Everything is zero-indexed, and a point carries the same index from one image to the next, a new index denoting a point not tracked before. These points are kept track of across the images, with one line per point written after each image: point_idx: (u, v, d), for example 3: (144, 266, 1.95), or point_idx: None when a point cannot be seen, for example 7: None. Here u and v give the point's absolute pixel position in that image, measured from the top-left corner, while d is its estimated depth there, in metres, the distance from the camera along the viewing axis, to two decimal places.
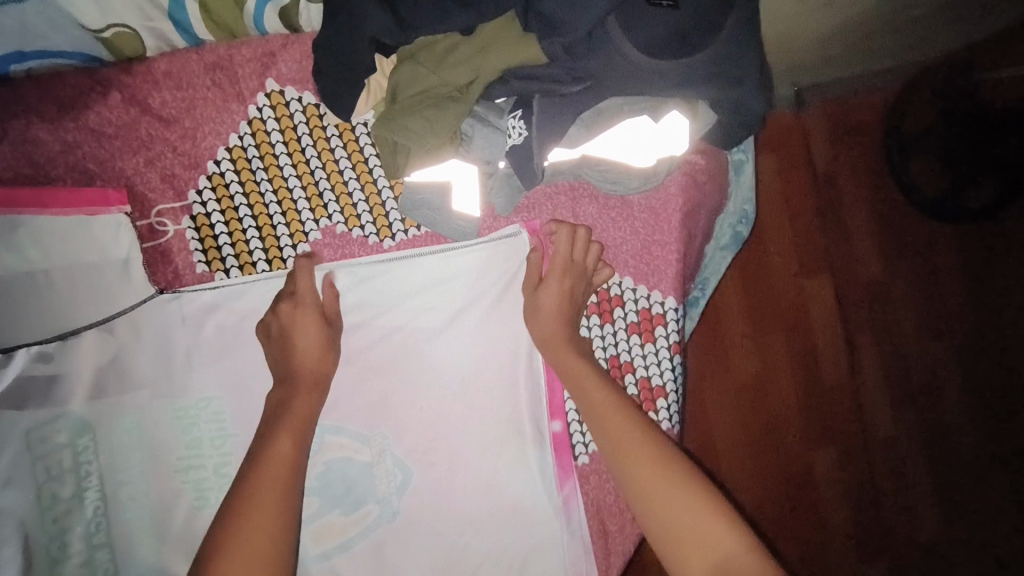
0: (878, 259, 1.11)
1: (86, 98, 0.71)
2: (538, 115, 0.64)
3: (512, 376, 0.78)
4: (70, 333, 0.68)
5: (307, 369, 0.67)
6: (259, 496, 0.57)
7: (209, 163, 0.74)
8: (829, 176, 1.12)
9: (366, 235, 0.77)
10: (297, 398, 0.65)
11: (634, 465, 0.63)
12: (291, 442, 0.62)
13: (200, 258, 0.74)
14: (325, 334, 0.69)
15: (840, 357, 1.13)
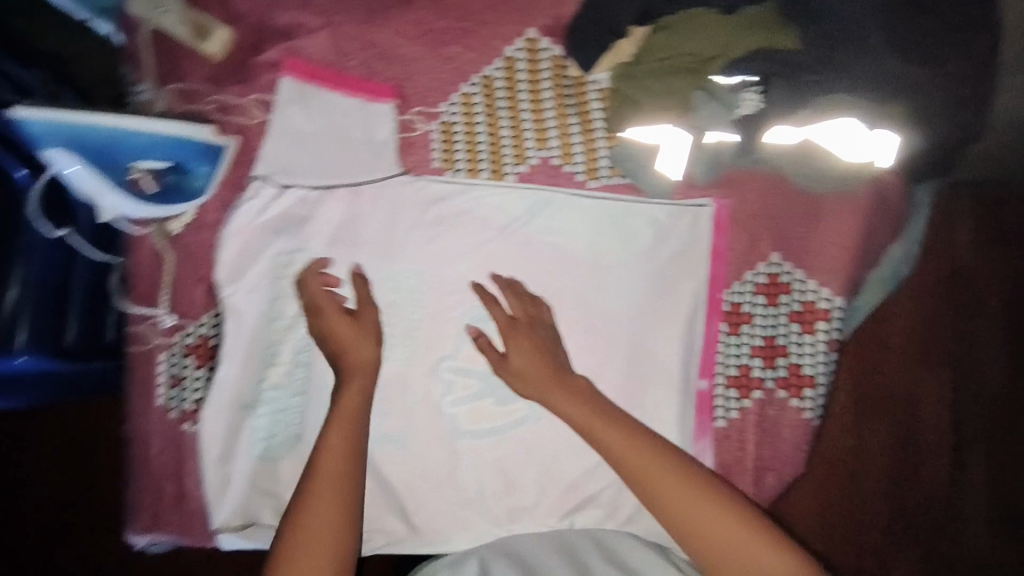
0: (1005, 369, 1.06)
1: (387, 10, 0.84)
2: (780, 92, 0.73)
3: (672, 331, 0.84)
4: (326, 189, 0.83)
5: (358, 359, 0.74)
6: (319, 493, 0.63)
7: (464, 84, 0.86)
8: (970, 272, 1.05)
9: (574, 172, 0.86)
10: (352, 379, 0.72)
11: (681, 517, 0.64)
12: (344, 438, 0.68)
13: (438, 157, 0.86)
14: (355, 327, 0.76)
15: (947, 459, 1.07)
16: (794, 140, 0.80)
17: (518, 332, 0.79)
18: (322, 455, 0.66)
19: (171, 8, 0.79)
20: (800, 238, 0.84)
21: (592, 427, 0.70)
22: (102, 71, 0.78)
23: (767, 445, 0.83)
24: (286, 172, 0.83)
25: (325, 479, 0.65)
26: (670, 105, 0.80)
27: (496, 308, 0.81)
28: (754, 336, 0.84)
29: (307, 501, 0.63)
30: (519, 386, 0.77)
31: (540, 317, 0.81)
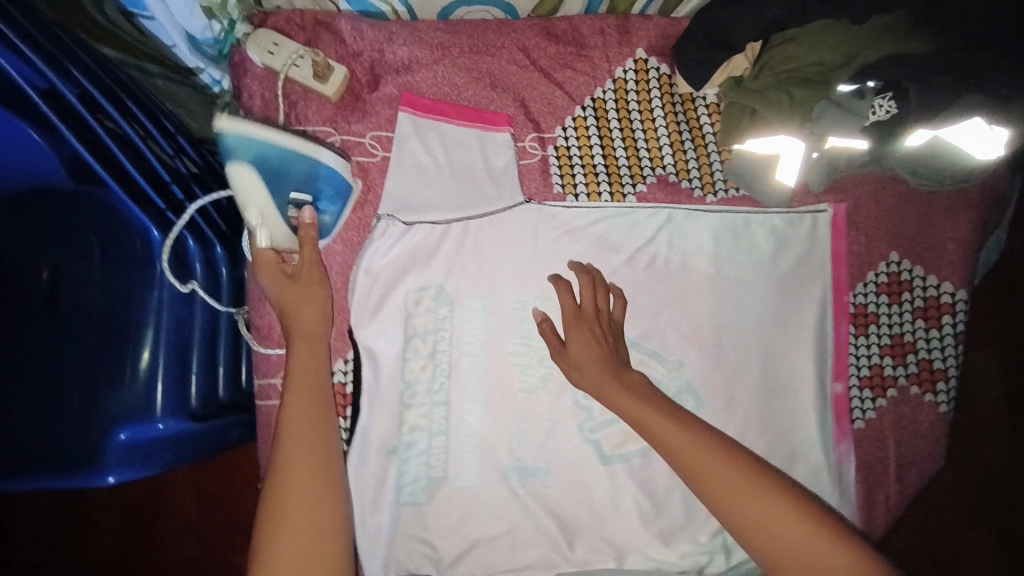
0: None
1: (500, 40, 0.85)
2: (921, 100, 0.72)
3: (802, 336, 0.85)
4: (452, 223, 0.83)
5: (302, 325, 0.71)
6: (285, 514, 0.62)
7: (576, 108, 0.87)
8: None
9: (692, 188, 0.87)
10: (299, 345, 0.70)
11: (734, 505, 0.64)
12: (311, 417, 0.67)
13: (557, 182, 0.86)
14: (293, 288, 0.72)
15: None
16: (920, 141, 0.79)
17: (584, 316, 0.76)
18: (284, 468, 0.64)
19: (290, 50, 0.78)
20: (917, 234, 0.86)
21: (652, 420, 0.69)
22: (206, 122, 0.89)
23: (907, 441, 0.84)
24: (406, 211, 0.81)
25: (299, 461, 0.65)
26: (794, 116, 0.80)
27: (565, 292, 0.76)
28: (882, 336, 0.85)
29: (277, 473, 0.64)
30: (588, 382, 0.74)
31: (611, 318, 0.77)
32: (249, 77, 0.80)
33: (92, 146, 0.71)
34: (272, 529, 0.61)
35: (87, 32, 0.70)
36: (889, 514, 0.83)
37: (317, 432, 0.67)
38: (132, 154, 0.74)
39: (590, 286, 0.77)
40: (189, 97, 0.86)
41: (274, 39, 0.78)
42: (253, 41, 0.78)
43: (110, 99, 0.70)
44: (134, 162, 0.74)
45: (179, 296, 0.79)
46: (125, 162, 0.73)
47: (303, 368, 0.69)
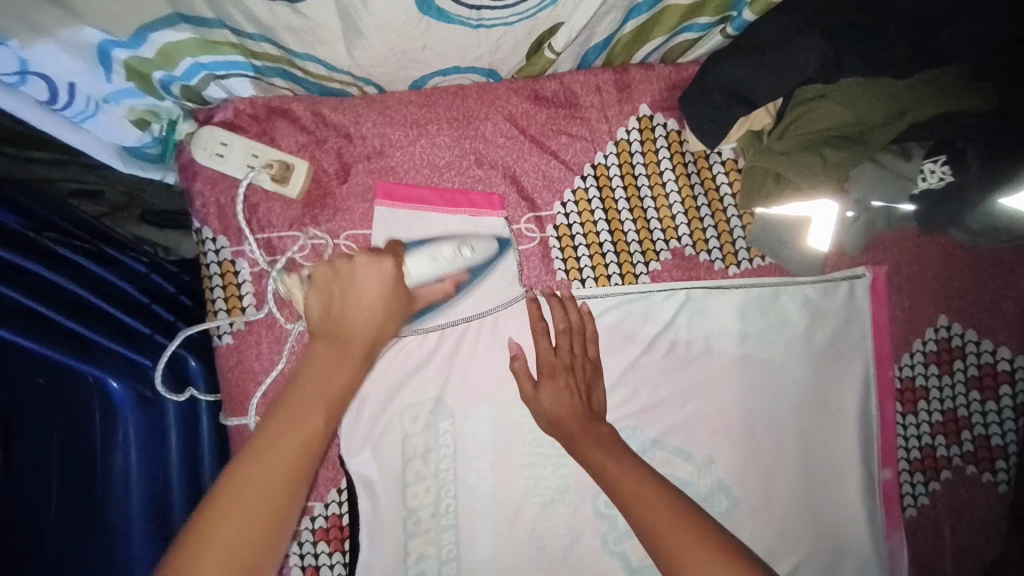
0: None
1: (485, 110, 0.74)
2: (981, 163, 0.63)
3: (843, 420, 0.76)
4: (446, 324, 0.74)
5: (369, 328, 0.64)
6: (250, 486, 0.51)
7: (576, 178, 0.76)
8: None
9: (712, 260, 0.77)
10: (343, 351, 0.62)
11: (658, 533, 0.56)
12: (323, 420, 0.57)
13: (560, 266, 0.75)
14: (392, 286, 0.66)
15: None
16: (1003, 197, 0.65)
17: (558, 365, 0.69)
18: (274, 438, 0.54)
19: (242, 150, 0.70)
20: (968, 294, 0.77)
21: (602, 462, 0.63)
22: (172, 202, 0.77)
23: (964, 526, 0.77)
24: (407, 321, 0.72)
25: (279, 455, 0.53)
26: (830, 179, 0.68)
27: (541, 338, 0.70)
28: (933, 413, 0.76)
29: (251, 455, 0.53)
30: (559, 434, 0.68)
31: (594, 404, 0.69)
32: (199, 180, 0.71)
33: (27, 326, 0.60)
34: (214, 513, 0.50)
35: (10, 144, 0.60)
36: None
37: (317, 435, 0.56)
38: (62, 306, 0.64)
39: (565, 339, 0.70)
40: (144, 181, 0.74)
41: (222, 138, 0.69)
42: (197, 144, 0.69)
43: (30, 251, 0.61)
44: (60, 309, 0.63)
45: (149, 441, 0.72)
46: (55, 315, 0.63)
47: (334, 368, 0.60)
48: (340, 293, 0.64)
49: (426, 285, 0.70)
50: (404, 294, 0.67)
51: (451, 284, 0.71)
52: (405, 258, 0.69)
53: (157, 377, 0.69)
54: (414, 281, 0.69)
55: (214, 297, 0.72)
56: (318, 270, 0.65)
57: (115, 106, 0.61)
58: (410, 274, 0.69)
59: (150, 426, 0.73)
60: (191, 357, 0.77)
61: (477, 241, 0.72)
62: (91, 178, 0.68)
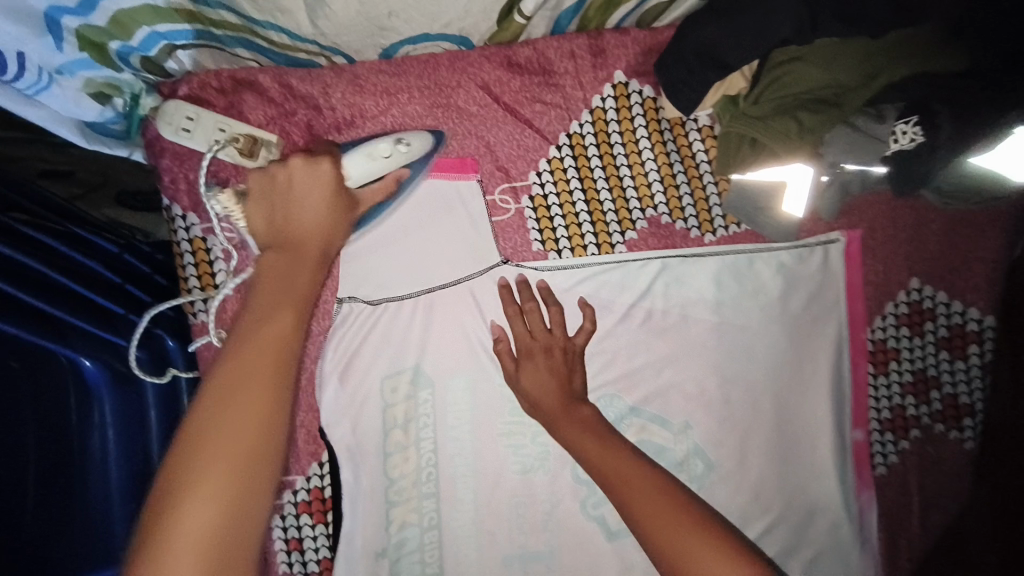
0: None
1: (459, 78, 0.73)
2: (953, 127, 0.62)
3: (815, 383, 0.77)
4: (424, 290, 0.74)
5: (313, 222, 0.57)
6: (231, 398, 0.44)
7: (551, 147, 0.75)
8: None
9: (688, 228, 0.77)
10: (286, 255, 0.54)
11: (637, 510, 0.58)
12: (292, 320, 0.49)
13: (536, 237, 0.76)
14: (335, 182, 0.61)
15: None
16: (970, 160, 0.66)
17: (538, 348, 0.71)
18: (241, 347, 0.46)
19: (209, 124, 0.68)
20: (940, 257, 0.78)
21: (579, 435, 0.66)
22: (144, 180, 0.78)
23: (931, 482, 0.79)
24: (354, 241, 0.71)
25: (252, 365, 0.45)
26: (805, 144, 0.68)
27: (518, 320, 0.72)
28: (904, 374, 0.78)
29: (221, 368, 0.45)
30: (541, 418, 0.70)
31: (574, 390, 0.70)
32: (166, 156, 0.69)
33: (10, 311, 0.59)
34: (192, 439, 0.42)
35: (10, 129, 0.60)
36: (914, 558, 0.79)
37: (291, 340, 0.48)
38: (46, 295, 0.63)
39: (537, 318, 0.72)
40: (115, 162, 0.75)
41: (188, 112, 0.67)
42: (163, 118, 0.67)
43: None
44: (30, 288, 0.61)
45: (128, 420, 0.71)
46: (25, 295, 0.61)
47: (293, 271, 0.53)
48: (281, 201, 0.58)
49: (366, 185, 0.66)
50: (347, 197, 0.62)
51: (394, 180, 0.68)
52: (343, 159, 0.65)
53: (135, 355, 0.66)
54: (356, 182, 0.65)
55: (187, 273, 0.71)
56: (254, 182, 0.61)
57: (70, 78, 0.59)
58: (351, 176, 0.65)
59: (127, 409, 0.71)
60: (169, 337, 0.74)
61: (413, 135, 0.69)
62: (59, 159, 0.70)
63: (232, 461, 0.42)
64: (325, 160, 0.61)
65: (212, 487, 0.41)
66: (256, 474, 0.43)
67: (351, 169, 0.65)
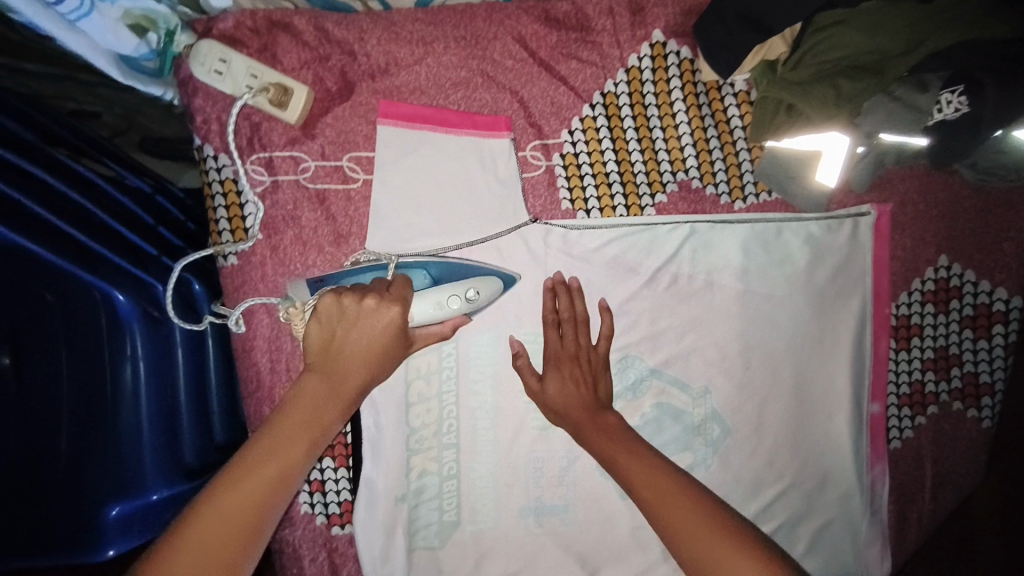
0: None
1: (496, 30, 0.72)
2: (999, 96, 0.61)
3: (835, 354, 0.77)
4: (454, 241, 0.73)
5: (363, 350, 0.58)
6: (252, 473, 0.53)
7: (584, 106, 0.75)
8: None
9: (718, 194, 0.77)
10: (326, 378, 0.58)
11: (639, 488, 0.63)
12: (303, 452, 0.56)
13: (565, 196, 0.75)
14: (396, 332, 0.59)
15: None
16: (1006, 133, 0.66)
17: (564, 357, 0.71)
18: (278, 425, 0.56)
19: (241, 69, 0.68)
20: (971, 235, 0.78)
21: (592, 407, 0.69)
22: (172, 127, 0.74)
23: (945, 459, 0.80)
24: (376, 183, 0.72)
25: (256, 484, 0.53)
26: (841, 113, 0.67)
27: (550, 329, 0.71)
28: (925, 350, 0.78)
29: (253, 445, 0.55)
30: (565, 425, 0.70)
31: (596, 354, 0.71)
32: (200, 96, 0.69)
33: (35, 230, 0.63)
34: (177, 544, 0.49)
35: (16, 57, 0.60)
36: (922, 532, 0.81)
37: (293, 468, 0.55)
38: (77, 222, 0.65)
39: (565, 296, 0.71)
40: (143, 104, 0.70)
41: (221, 55, 0.67)
42: (197, 58, 0.67)
43: (33, 157, 0.62)
44: (67, 219, 0.65)
45: (158, 356, 0.72)
46: (59, 222, 0.64)
47: (326, 400, 0.57)
48: (342, 333, 0.58)
49: (425, 327, 0.66)
50: (406, 341, 0.62)
51: (451, 327, 0.67)
52: (412, 297, 0.65)
53: (168, 298, 0.67)
54: (416, 323, 0.65)
55: (218, 217, 0.71)
56: (322, 302, 0.59)
57: (110, 5, 0.60)
58: (413, 318, 0.65)
59: (156, 344, 0.72)
60: (196, 281, 0.74)
61: (482, 284, 0.68)
62: (88, 99, 0.67)
63: (228, 523, 0.50)
64: (395, 308, 0.59)
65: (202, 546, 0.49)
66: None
67: (416, 318, 0.65)
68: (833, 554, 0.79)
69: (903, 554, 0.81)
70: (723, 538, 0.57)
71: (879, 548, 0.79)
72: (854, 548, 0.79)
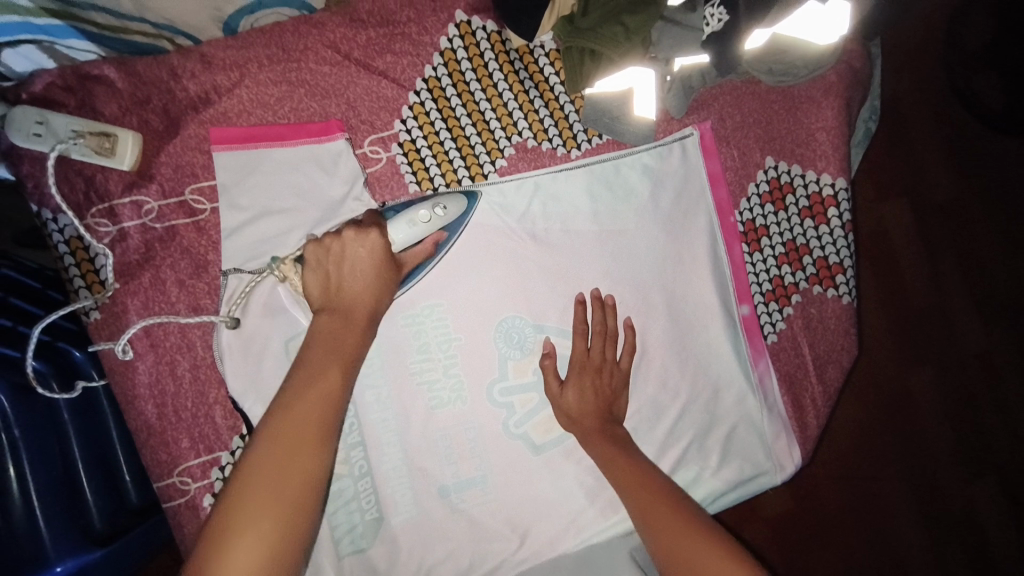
0: (965, 232, 1.24)
1: (306, 41, 0.76)
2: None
3: (699, 270, 0.82)
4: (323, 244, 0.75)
5: (358, 282, 0.66)
6: (319, 373, 0.60)
7: (410, 95, 0.79)
8: (908, 139, 1.24)
9: (554, 148, 0.82)
10: (325, 317, 0.65)
11: (612, 460, 0.73)
12: (338, 376, 0.61)
13: (412, 180, 0.79)
14: (382, 263, 0.68)
15: (966, 325, 1.21)
16: (768, 38, 0.75)
17: (589, 367, 0.77)
18: (312, 344, 0.63)
19: (60, 126, 0.69)
20: (788, 134, 0.85)
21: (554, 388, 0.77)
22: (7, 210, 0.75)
23: (820, 340, 0.85)
24: (225, 208, 0.73)
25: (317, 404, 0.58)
26: (636, 45, 0.73)
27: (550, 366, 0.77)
28: (776, 246, 0.84)
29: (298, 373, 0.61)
30: (576, 431, 0.76)
31: (617, 366, 0.79)
32: (26, 163, 0.70)
33: None
34: (252, 465, 0.54)
35: None
36: (820, 413, 0.86)
37: (337, 390, 0.60)
38: None
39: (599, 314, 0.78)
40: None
41: (36, 116, 0.68)
42: (12, 126, 0.68)
43: None
44: None
45: (40, 425, 0.72)
46: None
47: (342, 332, 0.64)
48: (335, 269, 0.67)
49: (410, 248, 0.72)
50: (393, 262, 0.69)
51: (431, 243, 0.73)
52: (388, 226, 0.71)
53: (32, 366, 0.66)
54: (400, 246, 0.72)
55: (70, 275, 0.71)
56: (307, 253, 0.68)
57: None
58: (396, 240, 0.71)
59: (37, 413, 0.72)
60: (75, 349, 0.75)
61: (448, 200, 0.74)
62: None
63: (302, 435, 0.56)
64: (377, 234, 0.68)
65: (280, 453, 0.54)
66: (305, 505, 0.54)
67: (395, 239, 0.71)
68: (744, 458, 0.84)
69: (811, 440, 0.86)
70: (671, 517, 0.67)
71: (784, 438, 0.84)
72: (763, 448, 0.84)
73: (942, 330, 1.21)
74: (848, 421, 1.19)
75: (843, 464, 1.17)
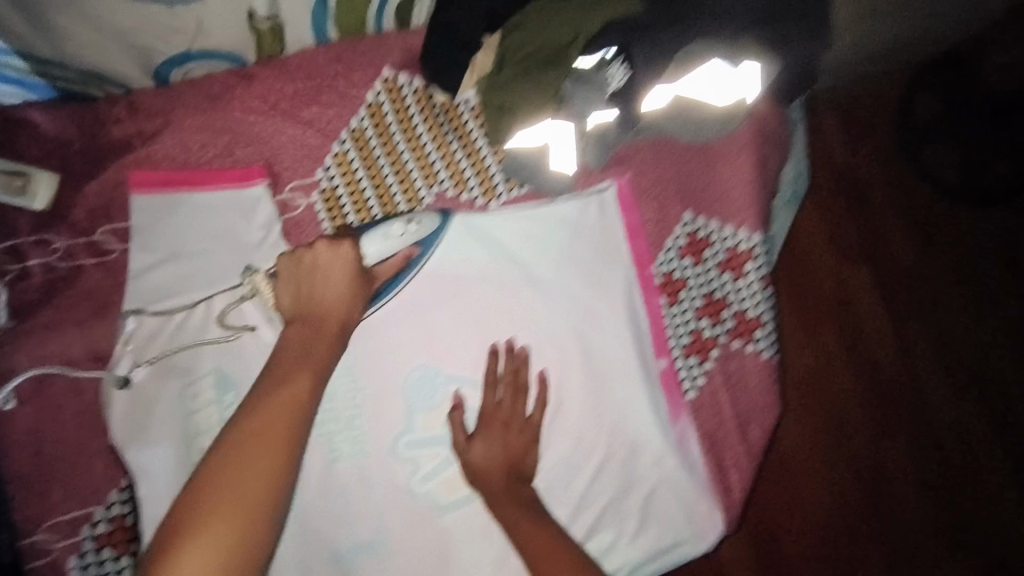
0: (925, 281, 1.18)
1: (232, 91, 0.79)
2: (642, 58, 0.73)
3: (618, 323, 0.82)
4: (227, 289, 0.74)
5: (333, 295, 0.65)
6: (280, 389, 0.57)
7: (334, 144, 0.82)
8: (867, 188, 1.19)
9: (474, 197, 0.84)
10: (299, 329, 0.63)
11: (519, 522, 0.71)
12: (309, 383, 0.58)
13: (329, 226, 0.80)
14: (358, 275, 0.67)
15: (925, 377, 1.15)
16: (671, 97, 0.80)
17: (497, 420, 0.77)
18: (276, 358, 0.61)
19: None
20: (705, 189, 0.87)
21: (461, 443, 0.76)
22: None
23: (740, 397, 0.85)
24: (135, 251, 0.74)
25: (247, 474, 0.52)
26: (545, 102, 0.76)
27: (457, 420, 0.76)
28: (694, 298, 0.85)
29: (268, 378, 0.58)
30: (483, 489, 0.75)
31: (529, 423, 0.77)
32: None
33: None
34: (206, 481, 0.52)
35: None
36: (742, 474, 0.84)
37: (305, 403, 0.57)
38: None
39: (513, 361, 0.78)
40: None
41: None
42: None
43: None
44: None
45: None
46: None
47: (314, 339, 0.62)
48: (308, 282, 0.65)
49: (383, 262, 0.73)
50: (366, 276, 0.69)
51: (403, 257, 0.75)
52: (362, 239, 0.71)
53: None
54: (372, 259, 0.72)
55: None
56: (280, 263, 0.67)
57: None
58: (370, 254, 0.72)
59: None
60: None
61: (422, 216, 0.76)
62: None
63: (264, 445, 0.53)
64: (348, 243, 0.68)
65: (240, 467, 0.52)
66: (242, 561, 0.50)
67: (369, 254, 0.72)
68: (661, 522, 0.81)
69: (735, 505, 0.84)
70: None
71: (704, 500, 0.82)
72: (682, 511, 0.81)
73: (902, 379, 1.14)
74: (805, 476, 1.09)
75: (799, 524, 1.07)
